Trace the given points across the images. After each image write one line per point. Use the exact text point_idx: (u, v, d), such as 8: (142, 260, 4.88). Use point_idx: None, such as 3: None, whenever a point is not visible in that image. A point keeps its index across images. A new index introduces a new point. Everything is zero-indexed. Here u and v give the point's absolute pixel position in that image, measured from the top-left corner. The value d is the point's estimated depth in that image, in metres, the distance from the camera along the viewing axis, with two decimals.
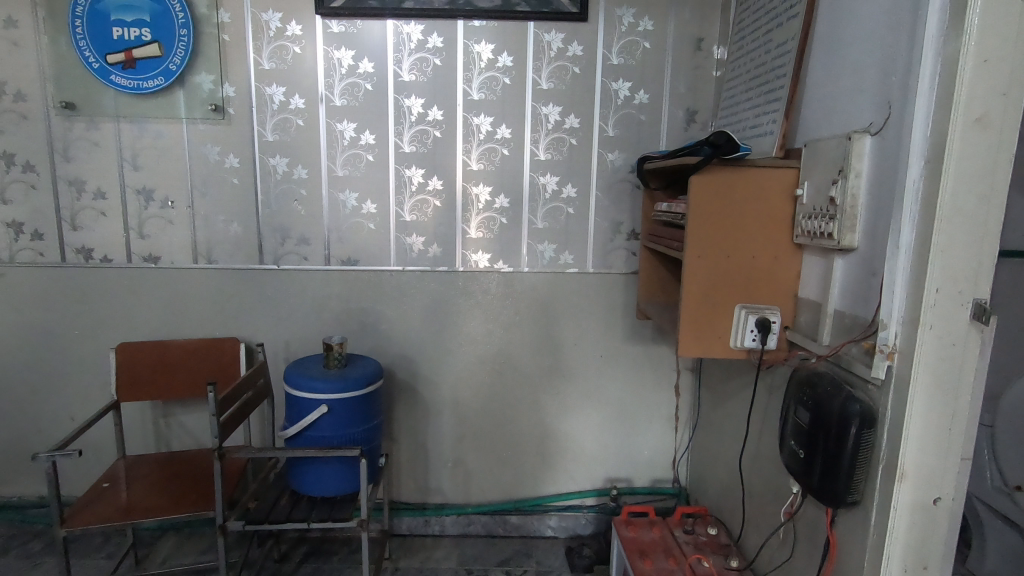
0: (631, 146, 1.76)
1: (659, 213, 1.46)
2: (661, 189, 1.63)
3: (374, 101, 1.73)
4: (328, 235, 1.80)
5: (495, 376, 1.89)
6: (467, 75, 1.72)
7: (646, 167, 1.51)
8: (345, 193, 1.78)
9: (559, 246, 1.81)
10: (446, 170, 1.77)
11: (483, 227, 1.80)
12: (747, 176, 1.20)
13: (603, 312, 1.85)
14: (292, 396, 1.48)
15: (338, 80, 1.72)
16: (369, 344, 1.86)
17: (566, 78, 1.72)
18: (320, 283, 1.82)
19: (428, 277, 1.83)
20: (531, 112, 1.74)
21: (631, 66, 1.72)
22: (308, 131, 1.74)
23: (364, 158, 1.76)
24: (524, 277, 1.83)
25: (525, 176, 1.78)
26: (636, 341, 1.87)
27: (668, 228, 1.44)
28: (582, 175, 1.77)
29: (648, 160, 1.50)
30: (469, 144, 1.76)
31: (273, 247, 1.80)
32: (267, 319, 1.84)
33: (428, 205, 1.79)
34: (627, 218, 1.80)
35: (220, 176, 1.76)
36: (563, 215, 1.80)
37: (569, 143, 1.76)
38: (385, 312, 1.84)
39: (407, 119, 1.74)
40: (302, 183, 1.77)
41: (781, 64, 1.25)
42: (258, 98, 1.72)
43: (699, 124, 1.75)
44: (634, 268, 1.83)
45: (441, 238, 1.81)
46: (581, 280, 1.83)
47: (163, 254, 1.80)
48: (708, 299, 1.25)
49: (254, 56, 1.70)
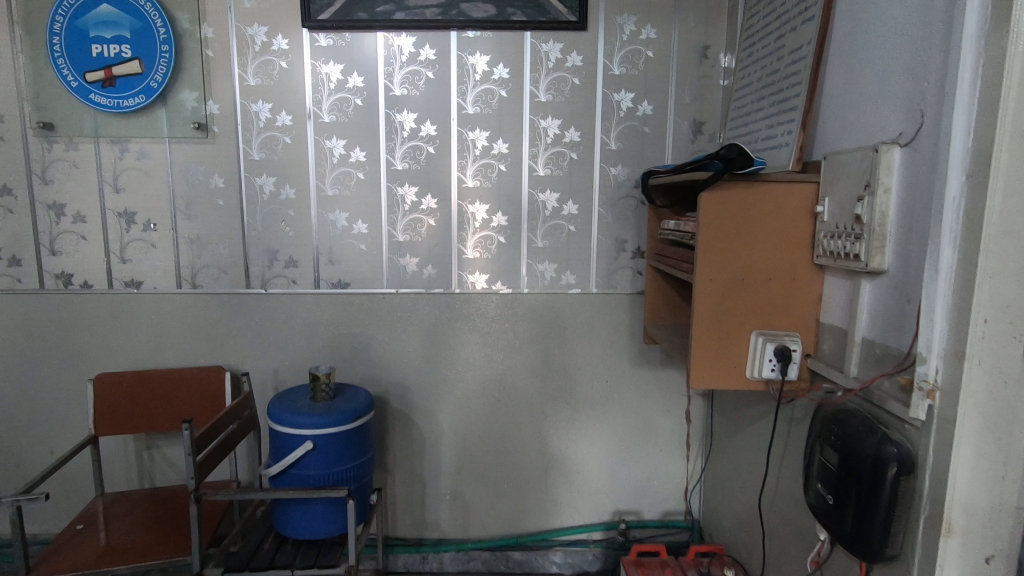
0: (634, 160, 1.67)
1: (666, 230, 1.37)
2: (668, 206, 1.51)
3: (365, 117, 1.65)
4: (317, 257, 1.72)
5: (495, 403, 1.79)
6: (461, 88, 1.64)
7: (653, 181, 1.41)
8: (335, 213, 1.70)
9: (561, 266, 1.72)
10: (441, 187, 1.69)
11: (480, 246, 1.71)
12: (763, 192, 1.10)
13: (608, 336, 1.75)
14: (277, 431, 1.39)
15: (328, 95, 1.64)
16: (361, 371, 1.77)
17: (565, 89, 1.64)
18: (309, 307, 1.74)
19: (423, 300, 1.73)
20: (529, 126, 1.66)
21: (633, 76, 1.64)
22: (296, 149, 1.67)
23: (355, 176, 1.68)
24: (524, 299, 1.73)
25: (524, 193, 1.69)
26: (644, 364, 1.77)
27: (676, 247, 1.34)
28: (583, 191, 1.68)
29: (655, 174, 1.40)
30: (464, 160, 1.67)
31: (261, 270, 1.72)
32: (254, 346, 1.75)
33: (422, 224, 1.70)
34: (632, 235, 1.71)
35: (205, 196, 1.69)
36: (564, 232, 1.70)
37: (570, 158, 1.67)
38: (378, 336, 1.75)
39: (399, 135, 1.66)
40: (290, 203, 1.69)
41: (796, 70, 1.16)
42: (243, 115, 1.65)
43: (707, 136, 1.66)
44: (640, 288, 1.73)
45: (437, 259, 1.72)
46: (584, 301, 1.73)
47: (145, 278, 1.72)
48: (722, 326, 1.15)
49: (239, 71, 1.63)
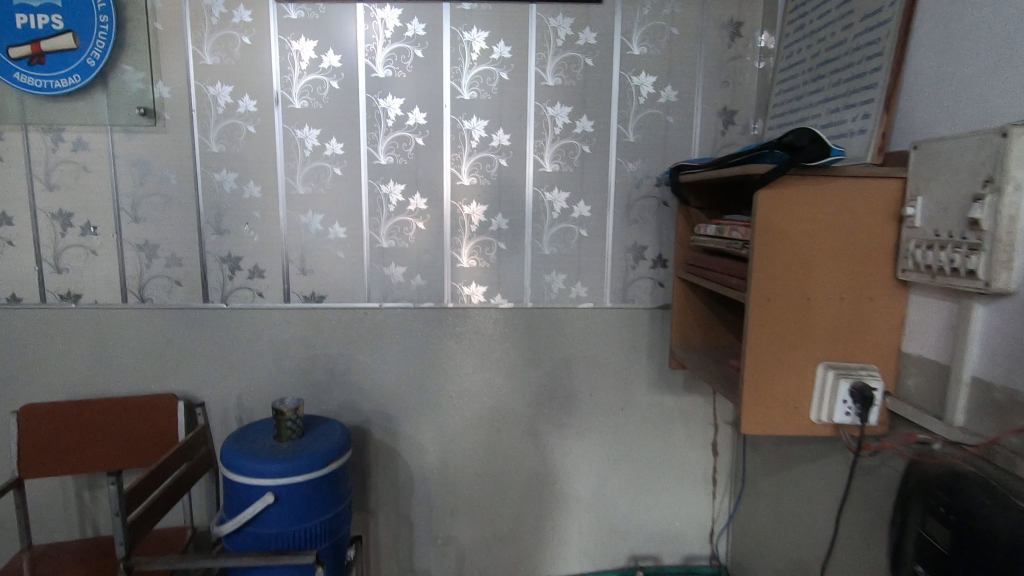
0: (656, 155, 1.45)
1: (704, 237, 1.13)
2: (700, 208, 1.28)
3: (342, 103, 1.41)
4: (287, 267, 1.48)
5: (493, 434, 1.55)
6: (455, 70, 1.41)
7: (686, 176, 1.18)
8: (307, 214, 1.45)
9: (571, 277, 1.49)
10: (431, 185, 1.45)
11: (476, 254, 1.48)
12: (834, 190, 0.88)
13: (624, 357, 1.52)
14: (232, 480, 1.15)
15: (298, 76, 1.40)
16: (339, 398, 1.52)
17: (576, 71, 1.41)
18: (279, 324, 1.49)
19: (411, 315, 1.50)
20: (534, 114, 1.43)
21: (655, 58, 1.41)
22: (261, 140, 1.42)
23: (330, 172, 1.44)
24: (528, 315, 1.50)
25: (528, 193, 1.46)
26: (665, 389, 1.54)
27: (717, 256, 1.12)
28: (597, 189, 1.46)
29: (690, 168, 1.17)
30: (459, 153, 1.44)
31: (220, 281, 1.48)
32: (214, 369, 1.51)
33: (409, 227, 1.47)
34: (652, 241, 1.48)
35: (155, 194, 1.44)
36: (574, 238, 1.47)
37: (581, 152, 1.44)
38: (358, 358, 1.51)
39: (382, 124, 1.42)
40: (255, 203, 1.45)
41: (871, 38, 0.93)
42: (198, 100, 1.41)
43: (739, 126, 1.44)
44: (661, 302, 1.50)
45: (426, 269, 1.49)
46: (597, 317, 1.50)
47: (85, 291, 1.46)
48: (782, 358, 0.93)
49: (193, 48, 1.39)
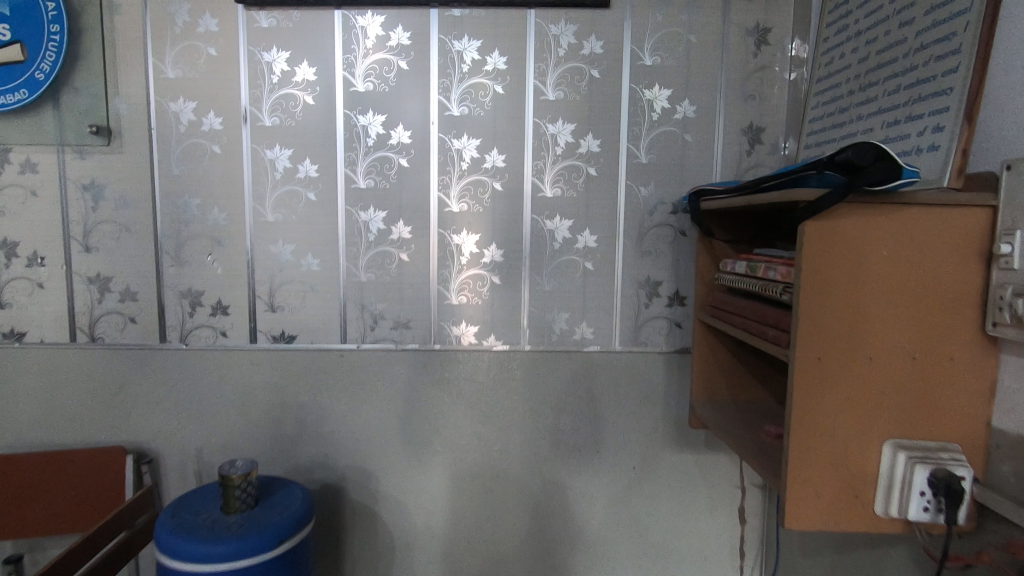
0: (671, 178, 1.27)
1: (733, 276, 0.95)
2: (726, 240, 1.09)
3: (317, 120, 1.26)
4: (254, 304, 1.31)
5: (485, 496, 1.35)
6: (444, 83, 1.25)
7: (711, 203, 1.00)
8: (277, 244, 1.29)
9: (574, 316, 1.31)
10: (417, 212, 1.28)
11: (467, 290, 1.30)
12: (904, 222, 0.70)
13: (636, 409, 1.32)
14: (165, 564, 0.96)
15: (268, 91, 1.25)
16: (311, 452, 1.34)
17: (580, 84, 1.25)
18: (244, 367, 1.32)
19: (392, 358, 1.32)
20: (533, 131, 1.26)
21: (669, 70, 1.25)
22: (226, 160, 1.27)
23: (303, 197, 1.28)
24: (525, 359, 1.32)
25: (526, 221, 1.28)
26: (684, 446, 1.33)
27: (747, 300, 0.93)
28: (605, 217, 1.28)
29: (715, 193, 0.99)
30: (448, 176, 1.27)
31: (179, 319, 1.31)
32: (171, 418, 1.33)
33: (391, 259, 1.30)
34: (667, 276, 1.29)
35: (108, 221, 1.29)
36: (577, 272, 1.29)
37: (586, 175, 1.27)
38: (333, 407, 1.33)
39: (362, 144, 1.27)
40: (219, 231, 1.29)
41: (941, 33, 0.75)
42: (159, 117, 1.27)
43: (767, 145, 1.26)
44: (679, 346, 1.31)
45: (410, 306, 1.31)
46: (604, 362, 1.31)
47: (29, 328, 1.31)
48: (837, 435, 0.73)
49: (154, 60, 1.25)
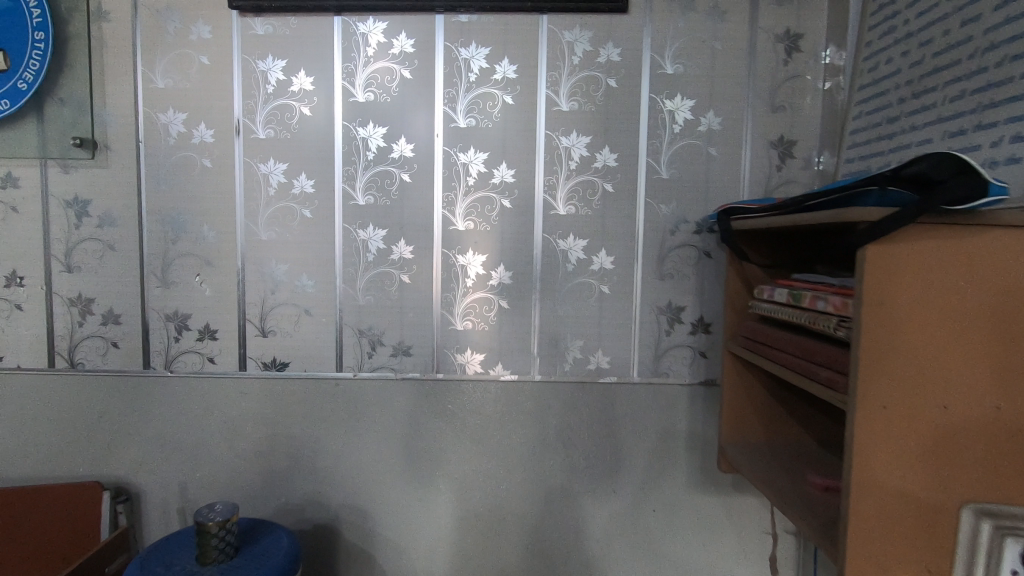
0: (694, 195, 1.17)
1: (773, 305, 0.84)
2: (762, 264, 0.99)
3: (314, 133, 1.18)
4: (244, 328, 1.22)
5: (491, 540, 1.24)
6: (450, 93, 1.17)
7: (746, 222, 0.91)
8: (270, 264, 1.21)
9: (589, 344, 1.20)
10: (419, 230, 1.19)
11: (473, 315, 1.20)
12: (984, 248, 0.59)
13: (656, 446, 1.21)
14: None
15: (263, 101, 1.18)
16: (302, 489, 1.24)
17: (596, 94, 1.16)
18: (232, 397, 1.23)
19: (391, 388, 1.22)
20: (545, 145, 1.17)
21: (692, 79, 1.16)
22: (217, 175, 1.19)
23: (298, 214, 1.19)
24: (535, 390, 1.21)
25: (537, 241, 1.19)
26: (709, 487, 1.22)
27: (790, 333, 0.82)
28: (622, 236, 1.18)
29: (751, 212, 0.89)
30: (453, 192, 1.18)
31: (164, 344, 1.22)
32: (153, 450, 1.24)
33: (392, 281, 1.20)
34: (690, 301, 1.18)
35: (91, 239, 1.20)
36: (592, 296, 1.19)
37: (602, 191, 1.17)
38: (326, 440, 1.23)
39: (361, 158, 1.18)
40: (208, 249, 1.20)
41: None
42: (147, 129, 1.19)
43: (799, 160, 1.16)
44: (703, 377, 1.20)
45: (411, 332, 1.21)
46: (621, 395, 1.20)
47: (5, 353, 1.22)
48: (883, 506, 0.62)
49: (144, 69, 1.18)
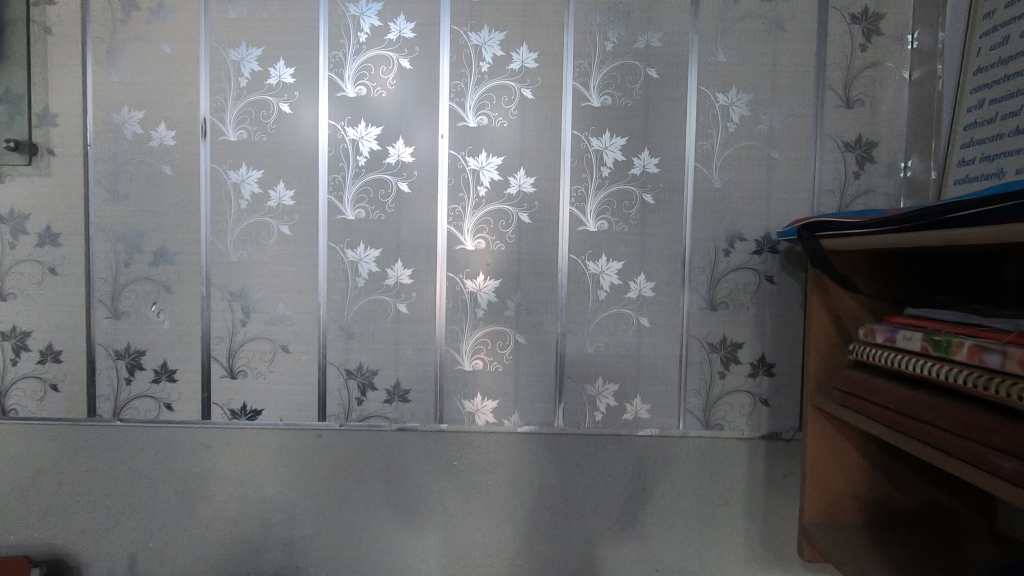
0: (753, 208, 0.96)
1: (897, 356, 0.64)
2: (864, 297, 0.77)
3: (295, 134, 0.99)
4: (208, 368, 1.01)
5: None
6: (457, 86, 0.97)
7: (851, 242, 0.70)
8: (240, 291, 1.00)
9: (625, 389, 0.99)
10: (420, 251, 0.99)
11: (483, 352, 0.99)
12: None
13: (708, 513, 0.99)
14: None
15: (235, 97, 0.99)
16: (276, 563, 1.02)
17: (632, 87, 0.97)
18: (193, 450, 1.02)
19: (384, 441, 1.01)
20: (571, 147, 0.97)
21: (749, 69, 0.96)
22: (179, 185, 1.00)
23: (275, 231, 0.99)
24: (560, 444, 1.00)
25: (561, 264, 0.98)
26: (773, 565, 0.99)
27: (925, 393, 0.61)
28: (665, 258, 0.97)
29: (856, 229, 0.69)
30: (460, 204, 0.98)
31: (113, 387, 1.02)
32: (97, 515, 1.02)
33: (386, 311, 1.00)
34: (749, 336, 0.97)
35: (27, 262, 1.00)
36: (629, 330, 0.98)
37: (641, 203, 0.97)
38: (306, 504, 1.01)
39: (350, 163, 0.98)
40: (166, 273, 1.00)
41: None
42: (97, 131, 1.00)
43: (880, 165, 0.95)
44: (764, 429, 0.98)
45: (409, 373, 1.00)
46: (665, 451, 0.99)
47: None
48: None
49: (95, 61, 0.99)
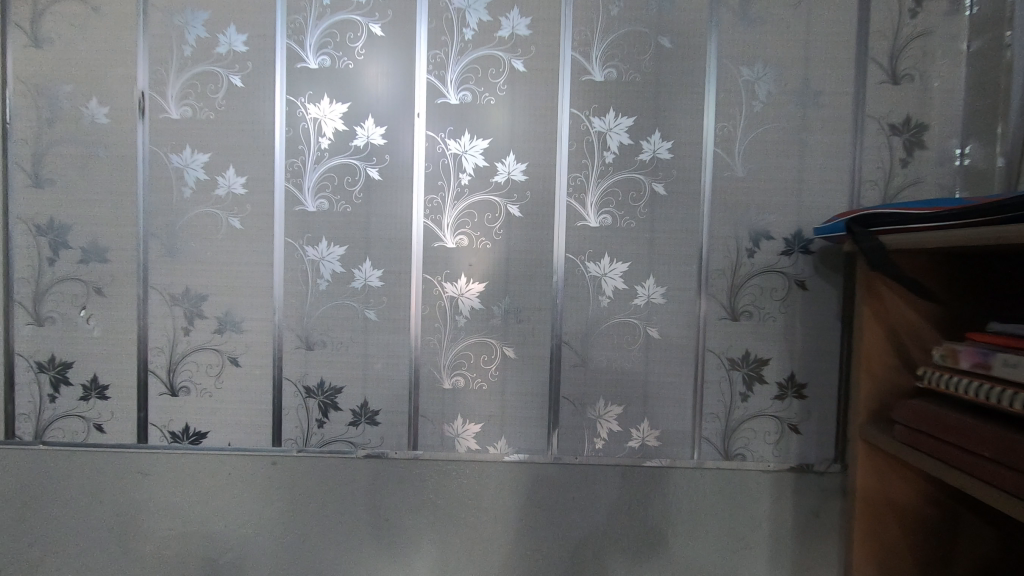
0: (781, 201, 0.82)
1: (991, 386, 0.49)
2: (931, 306, 0.63)
3: (248, 112, 0.85)
4: (145, 383, 0.87)
5: None
6: (437, 57, 0.83)
7: (919, 238, 0.56)
8: (183, 294, 0.86)
9: (630, 411, 0.85)
10: (392, 248, 0.85)
11: (465, 367, 0.85)
12: None
13: (727, 558, 0.84)
14: None
15: (178, 68, 0.85)
16: None
17: (641, 59, 0.83)
18: (128, 478, 0.87)
19: (350, 469, 0.86)
20: (569, 129, 0.83)
21: (779, 38, 0.82)
22: (114, 170, 0.86)
23: (223, 224, 0.85)
24: (554, 475, 0.85)
25: (556, 265, 0.84)
26: None
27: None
28: (678, 258, 0.83)
29: (927, 221, 0.55)
30: (440, 195, 0.84)
31: (35, 405, 0.87)
32: (16, 553, 0.88)
33: (353, 317, 0.85)
34: (776, 351, 0.83)
35: None
36: (635, 343, 0.84)
37: (650, 195, 0.83)
38: (258, 543, 0.87)
39: (312, 146, 0.84)
40: (97, 273, 0.86)
41: None
42: (18, 107, 0.86)
43: (931, 151, 0.81)
44: (793, 460, 0.84)
45: (379, 391, 0.86)
46: (677, 486, 0.84)
47: None
48: None
49: (17, 25, 0.85)
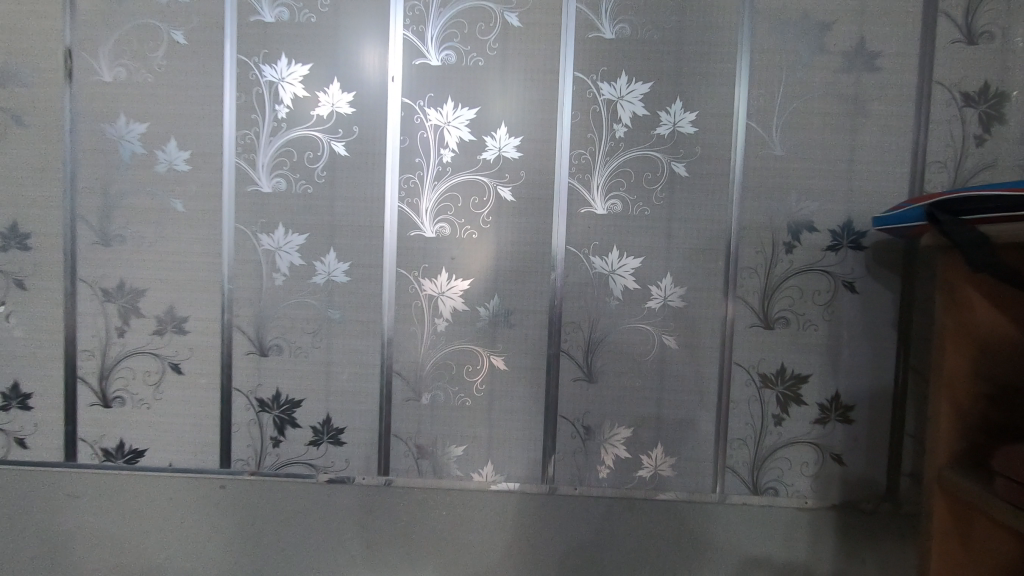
0: (827, 187, 0.68)
1: None
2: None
3: (193, 75, 0.72)
4: (73, 392, 0.74)
5: None
6: (414, 9, 0.70)
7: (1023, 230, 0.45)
8: (117, 289, 0.73)
9: (641, 434, 0.71)
10: (362, 237, 0.72)
11: (445, 378, 0.72)
12: None
13: None
14: None
15: (112, 23, 0.72)
16: None
17: (660, 13, 0.69)
18: (54, 502, 0.75)
19: (310, 495, 0.74)
20: (572, 96, 0.69)
21: None
22: (38, 143, 0.73)
23: (164, 207, 0.73)
24: (551, 507, 0.72)
25: (555, 259, 0.71)
26: None
27: None
28: (701, 253, 0.70)
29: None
30: (417, 174, 0.71)
31: None
32: None
33: (314, 318, 0.73)
34: (816, 367, 0.69)
35: None
36: (647, 354, 0.71)
37: (668, 177, 0.69)
38: None
39: (267, 115, 0.71)
40: (18, 263, 0.74)
41: None
42: None
43: (1012, 127, 0.67)
44: (835, 497, 0.70)
45: (344, 405, 0.73)
46: (695, 523, 0.71)
47: None
48: None
49: None
